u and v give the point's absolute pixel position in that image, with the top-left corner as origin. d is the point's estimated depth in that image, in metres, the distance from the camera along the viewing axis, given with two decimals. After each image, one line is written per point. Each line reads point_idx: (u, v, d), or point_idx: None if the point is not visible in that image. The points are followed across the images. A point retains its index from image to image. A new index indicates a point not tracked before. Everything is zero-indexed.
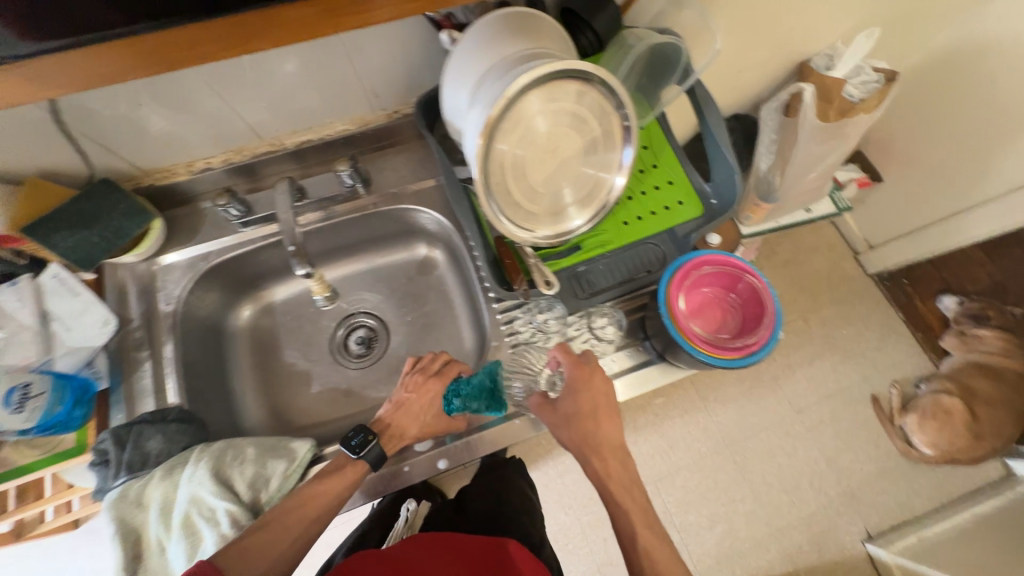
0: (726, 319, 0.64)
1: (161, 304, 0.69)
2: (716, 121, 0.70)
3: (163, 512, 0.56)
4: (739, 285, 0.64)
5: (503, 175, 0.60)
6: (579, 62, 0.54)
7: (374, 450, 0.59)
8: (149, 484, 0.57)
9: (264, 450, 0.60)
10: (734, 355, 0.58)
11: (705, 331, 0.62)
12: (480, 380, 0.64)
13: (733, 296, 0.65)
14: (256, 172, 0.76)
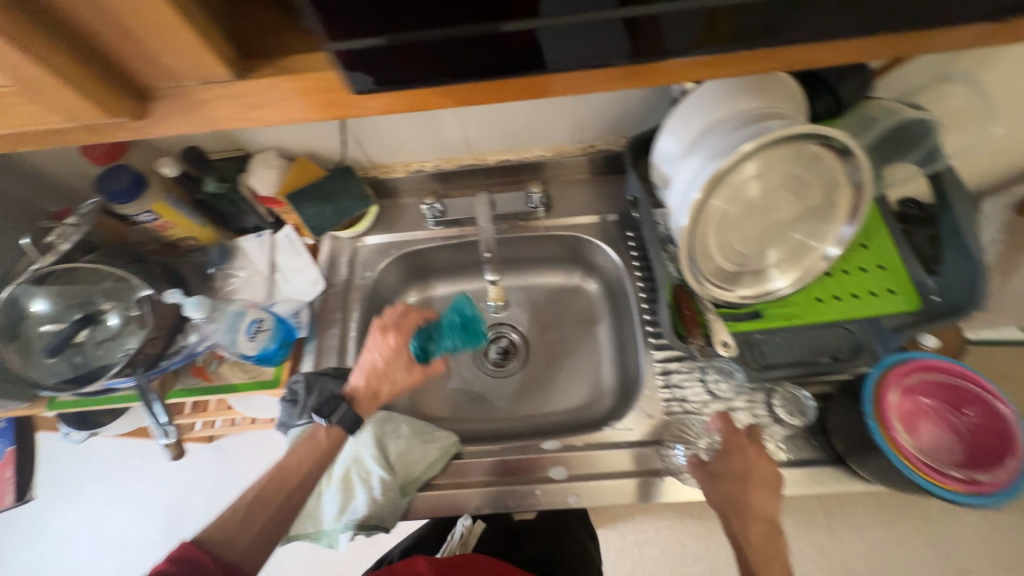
0: (949, 443, 0.55)
1: (360, 277, 0.80)
2: (965, 210, 0.62)
3: (329, 460, 0.63)
4: (975, 410, 0.55)
5: (708, 228, 0.59)
6: (829, 128, 0.51)
7: (346, 416, 0.60)
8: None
9: (416, 432, 0.65)
10: (955, 487, 0.50)
11: (918, 448, 0.54)
12: (450, 319, 0.72)
13: (965, 421, 0.55)
14: (456, 180, 0.85)
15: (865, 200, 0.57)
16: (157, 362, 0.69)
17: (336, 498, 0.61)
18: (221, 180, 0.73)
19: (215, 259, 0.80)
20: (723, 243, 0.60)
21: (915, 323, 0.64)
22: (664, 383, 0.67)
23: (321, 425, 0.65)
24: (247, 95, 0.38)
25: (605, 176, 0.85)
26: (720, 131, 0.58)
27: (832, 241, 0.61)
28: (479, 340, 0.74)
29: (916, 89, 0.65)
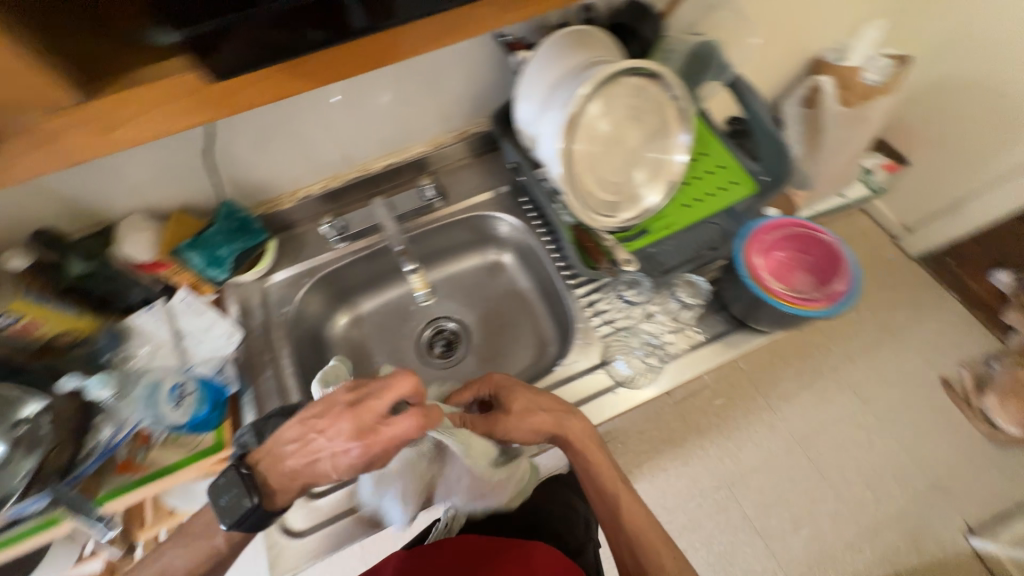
0: (805, 276, 0.69)
1: (278, 314, 0.78)
2: (761, 106, 0.79)
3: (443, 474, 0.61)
4: (814, 246, 0.70)
5: (580, 170, 0.68)
6: (639, 59, 0.62)
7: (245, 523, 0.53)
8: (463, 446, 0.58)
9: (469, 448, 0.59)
10: (820, 305, 0.64)
11: (788, 288, 0.67)
12: (226, 225, 0.74)
13: (809, 256, 0.70)
14: (348, 196, 0.86)
15: (685, 110, 0.70)
16: (71, 468, 0.61)
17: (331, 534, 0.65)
18: (90, 259, 0.68)
19: (106, 346, 0.70)
20: (596, 177, 0.70)
21: (757, 201, 0.79)
22: (592, 313, 0.75)
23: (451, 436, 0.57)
24: (102, 120, 0.37)
25: (485, 156, 0.91)
26: (563, 85, 0.67)
27: (677, 150, 0.73)
28: (261, 235, 0.77)
29: (700, 18, 0.81)
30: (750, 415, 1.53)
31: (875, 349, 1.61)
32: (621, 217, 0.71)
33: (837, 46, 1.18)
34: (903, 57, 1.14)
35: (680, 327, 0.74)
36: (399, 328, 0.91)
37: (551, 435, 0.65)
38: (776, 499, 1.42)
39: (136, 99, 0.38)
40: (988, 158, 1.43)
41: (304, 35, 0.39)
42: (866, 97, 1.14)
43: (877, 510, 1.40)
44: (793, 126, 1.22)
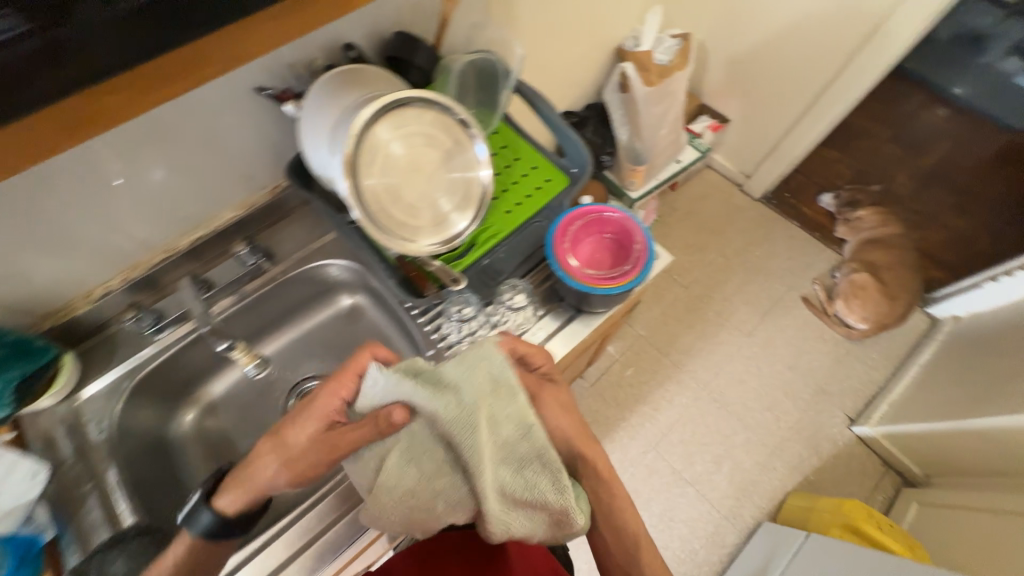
0: (612, 254, 0.76)
1: (94, 433, 0.69)
2: (550, 107, 0.84)
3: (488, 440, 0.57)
4: (608, 224, 0.77)
5: (381, 202, 0.68)
6: (400, 91, 0.66)
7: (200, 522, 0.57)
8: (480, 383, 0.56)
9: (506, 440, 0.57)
10: (631, 278, 0.72)
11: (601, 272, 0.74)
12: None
13: (608, 233, 0.77)
14: (159, 282, 0.79)
15: (472, 125, 0.73)
16: None
17: None
18: None
19: None
20: (402, 206, 0.70)
21: (570, 193, 0.84)
22: (438, 337, 0.76)
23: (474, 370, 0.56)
24: None
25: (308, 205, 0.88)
26: (343, 126, 0.67)
27: (480, 166, 0.75)
28: (48, 352, 0.68)
29: (476, 35, 0.85)
30: (657, 377, 1.64)
31: (746, 287, 1.80)
32: (425, 244, 0.71)
33: (632, 33, 1.30)
34: (686, 35, 1.29)
35: (523, 330, 0.79)
36: (259, 404, 0.85)
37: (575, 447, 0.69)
38: (695, 446, 1.53)
39: None
40: (787, 103, 1.66)
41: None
42: (664, 74, 1.27)
43: (780, 428, 1.56)
44: (615, 111, 1.32)
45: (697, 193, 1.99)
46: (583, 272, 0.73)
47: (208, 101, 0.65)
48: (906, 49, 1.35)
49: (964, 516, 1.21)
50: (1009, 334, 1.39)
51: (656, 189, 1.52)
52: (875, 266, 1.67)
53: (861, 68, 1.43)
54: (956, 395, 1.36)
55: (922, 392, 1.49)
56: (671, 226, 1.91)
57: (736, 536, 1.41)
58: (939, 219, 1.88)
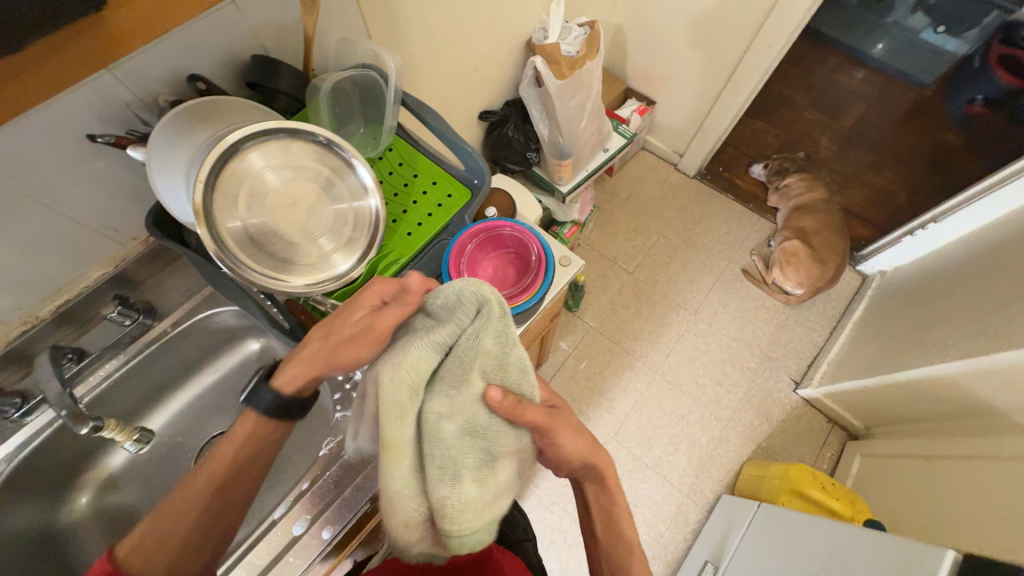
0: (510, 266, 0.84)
1: None
2: (439, 118, 0.80)
3: (467, 423, 0.52)
4: (505, 235, 0.83)
5: (254, 247, 0.63)
6: (253, 124, 0.60)
7: (261, 399, 0.57)
8: (497, 349, 0.52)
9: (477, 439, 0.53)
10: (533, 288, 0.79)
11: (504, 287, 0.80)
12: None
13: (506, 245, 0.84)
14: (25, 356, 0.70)
15: (348, 150, 0.67)
16: None
17: None
18: None
19: None
20: (279, 248, 0.65)
21: (473, 206, 0.82)
22: None
23: (503, 319, 0.52)
24: None
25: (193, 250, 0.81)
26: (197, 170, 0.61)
27: (367, 194, 0.70)
28: None
29: (352, 49, 0.79)
30: (611, 366, 1.65)
31: (689, 266, 1.82)
32: (312, 286, 0.66)
33: (539, 25, 1.26)
34: (593, 22, 1.26)
35: None
36: (165, 472, 0.79)
37: (589, 466, 0.65)
38: (653, 430, 1.56)
39: None
40: (708, 80, 1.66)
41: None
42: (575, 66, 1.23)
43: (731, 400, 1.60)
44: (532, 107, 1.29)
45: (635, 177, 1.99)
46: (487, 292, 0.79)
47: (32, 159, 0.57)
48: (808, 18, 1.37)
49: (899, 463, 1.29)
50: (928, 284, 1.46)
51: (586, 180, 1.50)
52: (805, 231, 1.72)
53: (769, 40, 1.44)
54: (885, 348, 1.42)
55: (856, 348, 1.56)
56: (611, 212, 1.91)
57: (698, 512, 1.45)
58: (862, 177, 1.96)
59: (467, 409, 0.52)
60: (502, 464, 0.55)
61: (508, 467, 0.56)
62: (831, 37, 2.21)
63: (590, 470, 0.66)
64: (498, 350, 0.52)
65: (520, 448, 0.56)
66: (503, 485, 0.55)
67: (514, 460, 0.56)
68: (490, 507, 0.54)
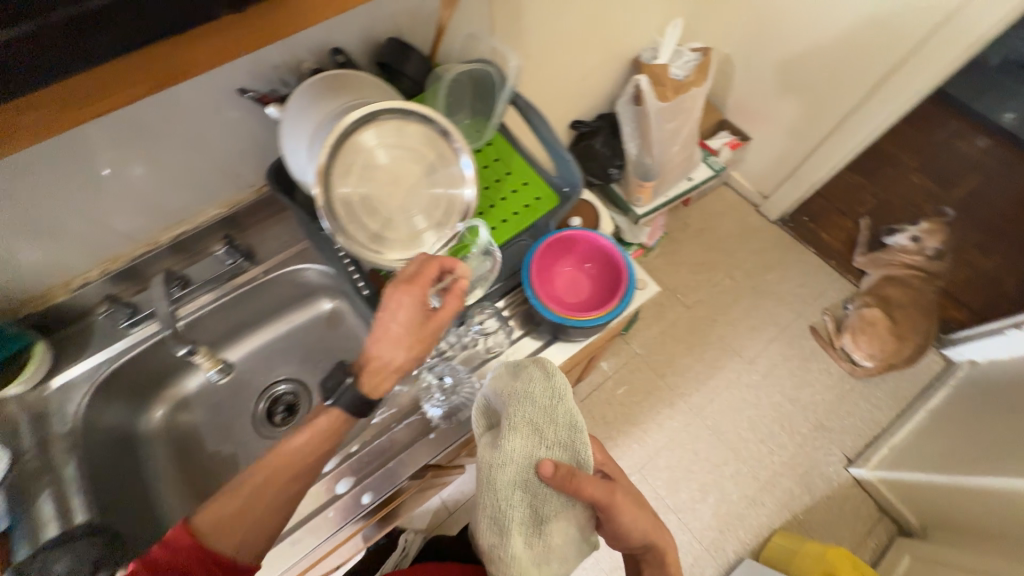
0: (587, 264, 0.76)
1: (58, 426, 0.69)
2: (544, 121, 0.81)
3: (529, 479, 0.63)
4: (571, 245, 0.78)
5: (354, 216, 0.66)
6: (380, 102, 0.63)
7: (344, 397, 0.64)
8: (558, 414, 0.64)
9: (535, 498, 0.63)
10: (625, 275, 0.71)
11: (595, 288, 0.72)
12: None
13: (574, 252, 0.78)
14: (140, 275, 0.78)
15: (458, 141, 0.70)
16: None
17: None
18: None
19: None
20: (377, 220, 0.68)
21: (559, 212, 0.81)
22: None
23: (558, 384, 0.66)
24: None
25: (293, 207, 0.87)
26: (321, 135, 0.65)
27: (464, 184, 0.72)
28: (28, 338, 0.69)
29: (474, 45, 0.81)
30: (650, 397, 1.60)
31: (752, 312, 1.73)
32: (398, 260, 0.69)
33: (650, 44, 1.23)
34: (707, 49, 1.22)
35: (492, 353, 0.76)
36: (231, 404, 0.86)
37: (649, 545, 0.70)
38: (681, 472, 1.50)
39: None
40: (813, 126, 1.57)
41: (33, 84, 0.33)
42: (680, 90, 1.21)
43: (772, 462, 1.51)
44: (624, 126, 1.28)
45: (710, 211, 1.93)
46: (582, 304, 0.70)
47: (188, 102, 0.63)
48: (945, 76, 1.25)
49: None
50: None
51: (664, 207, 1.47)
52: (891, 303, 1.58)
53: (891, 95, 1.34)
54: (964, 449, 1.28)
55: (926, 440, 1.42)
56: (680, 242, 1.85)
57: (715, 570, 1.38)
58: (966, 256, 1.78)
59: (527, 468, 0.63)
60: (554, 522, 0.64)
61: (559, 528, 0.64)
62: (960, 100, 2.02)
63: (650, 548, 0.71)
64: (558, 416, 0.64)
65: (572, 510, 0.65)
66: (559, 541, 0.65)
67: (567, 521, 0.65)
68: (541, 563, 0.64)
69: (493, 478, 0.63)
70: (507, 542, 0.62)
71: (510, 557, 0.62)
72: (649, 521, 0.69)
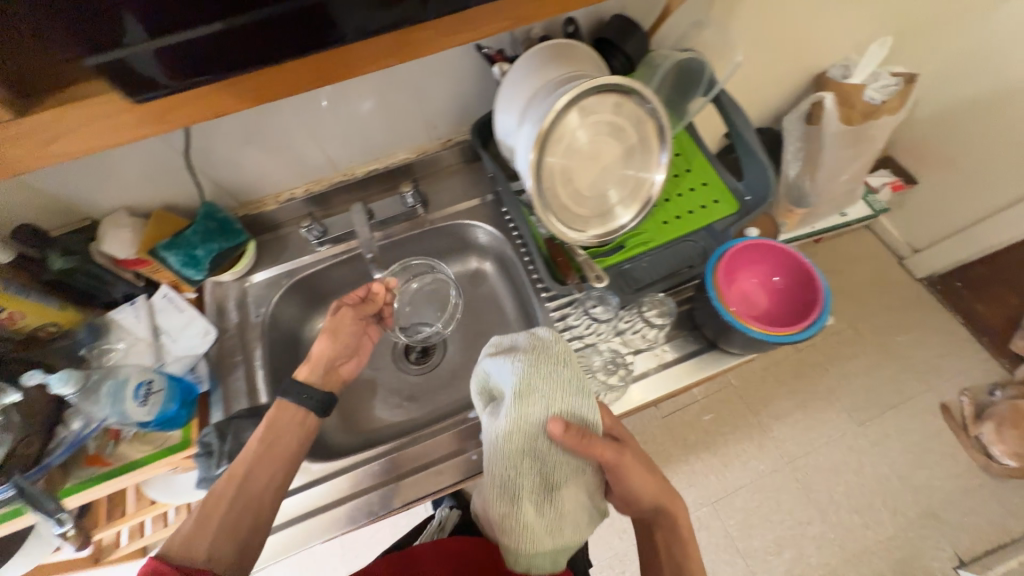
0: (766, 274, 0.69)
1: (253, 315, 0.79)
2: (745, 124, 0.77)
3: (531, 444, 0.59)
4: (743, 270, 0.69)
5: (552, 184, 0.67)
6: (611, 76, 0.60)
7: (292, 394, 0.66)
8: (560, 373, 0.61)
9: (541, 460, 0.59)
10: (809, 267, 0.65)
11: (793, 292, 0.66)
12: (203, 223, 0.74)
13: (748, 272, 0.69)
14: (331, 200, 0.86)
15: (666, 130, 0.68)
16: (37, 460, 0.61)
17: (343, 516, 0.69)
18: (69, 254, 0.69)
19: (84, 341, 0.73)
20: (570, 192, 0.69)
21: (739, 219, 0.77)
22: (561, 326, 0.75)
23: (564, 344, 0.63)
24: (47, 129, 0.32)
25: (470, 164, 0.91)
26: (539, 100, 0.66)
27: (657, 169, 0.72)
28: (242, 237, 0.78)
29: (686, 33, 0.78)
30: (738, 431, 1.51)
31: (874, 371, 1.56)
32: (590, 234, 0.71)
33: (842, 61, 1.11)
34: (914, 74, 1.08)
35: (648, 345, 0.72)
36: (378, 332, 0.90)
37: (661, 510, 0.65)
38: (758, 517, 1.40)
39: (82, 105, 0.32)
40: (1006, 182, 1.36)
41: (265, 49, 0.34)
42: (869, 116, 1.10)
43: (864, 537, 1.37)
44: (791, 143, 1.19)
45: (845, 253, 1.76)
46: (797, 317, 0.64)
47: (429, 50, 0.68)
48: None
49: None
50: None
51: (806, 238, 1.37)
52: None
53: None
54: None
55: None
56: None
57: None
58: None
59: (528, 432, 0.59)
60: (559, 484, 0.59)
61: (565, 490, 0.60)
62: None
63: (662, 513, 0.66)
64: (561, 376, 0.61)
65: (582, 476, 0.61)
66: (574, 505, 0.61)
67: (579, 487, 0.61)
68: (553, 532, 0.59)
69: (503, 444, 0.59)
70: (518, 509, 0.58)
71: (517, 522, 0.58)
72: (660, 488, 0.64)
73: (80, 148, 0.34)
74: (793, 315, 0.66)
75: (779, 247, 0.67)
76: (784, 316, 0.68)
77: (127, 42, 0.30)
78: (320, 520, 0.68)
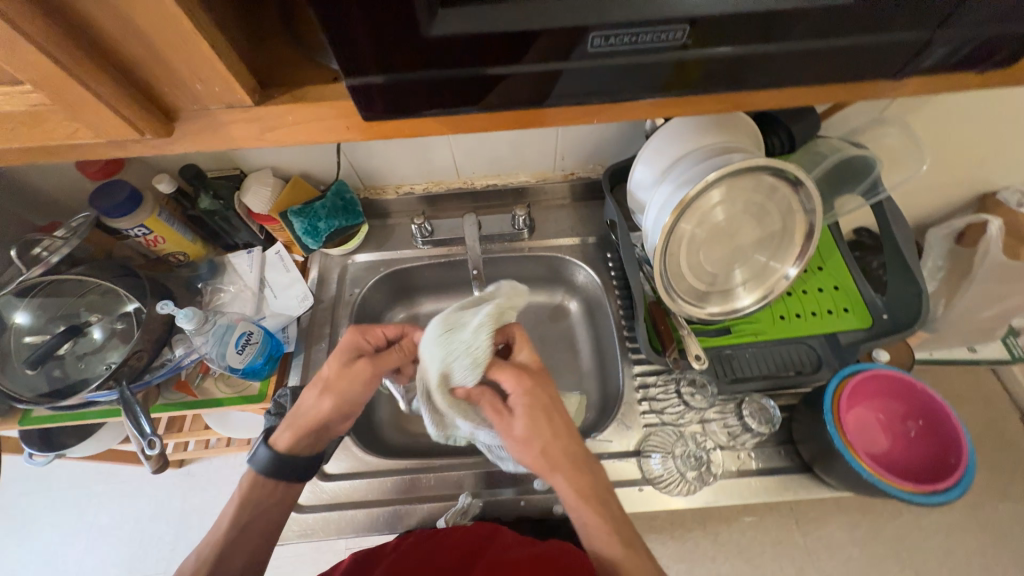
0: (889, 407, 0.62)
1: (348, 292, 0.83)
2: (907, 240, 0.69)
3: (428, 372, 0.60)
4: (862, 407, 0.62)
5: (678, 249, 0.64)
6: (782, 161, 0.56)
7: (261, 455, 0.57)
8: (454, 343, 0.55)
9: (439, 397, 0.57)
10: (941, 400, 0.59)
11: (928, 428, 0.59)
12: (332, 199, 0.79)
13: (873, 408, 0.62)
14: (443, 203, 0.88)
15: (817, 230, 0.63)
16: (141, 374, 0.67)
17: (361, 515, 0.66)
18: (215, 198, 0.75)
19: (203, 275, 0.81)
20: (694, 263, 0.65)
21: (869, 338, 0.69)
22: (640, 394, 0.71)
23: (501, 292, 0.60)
24: (267, 119, 0.32)
25: (586, 202, 0.90)
26: (689, 162, 0.63)
27: (792, 262, 0.66)
28: (358, 220, 0.82)
29: (859, 128, 0.72)
30: None
31: None
32: (710, 311, 0.67)
33: (1019, 185, 0.95)
34: None
35: (733, 444, 0.66)
36: None
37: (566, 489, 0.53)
38: None
39: (287, 107, 0.32)
40: None
41: (440, 98, 0.34)
42: None
43: None
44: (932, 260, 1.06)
45: None
46: (949, 460, 0.56)
47: None
48: None
49: None
50: None
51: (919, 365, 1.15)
52: None
53: None
54: None
55: None
56: None
57: None
58: None
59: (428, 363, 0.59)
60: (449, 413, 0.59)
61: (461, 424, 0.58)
62: None
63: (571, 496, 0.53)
64: (452, 340, 0.55)
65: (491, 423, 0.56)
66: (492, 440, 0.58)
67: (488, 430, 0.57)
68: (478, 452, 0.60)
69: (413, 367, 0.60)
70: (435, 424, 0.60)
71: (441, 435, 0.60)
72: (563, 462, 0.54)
73: (285, 141, 0.34)
74: (925, 469, 0.58)
75: (919, 388, 0.59)
76: (916, 464, 0.59)
77: (377, 71, 0.31)
78: (355, 516, 0.66)
